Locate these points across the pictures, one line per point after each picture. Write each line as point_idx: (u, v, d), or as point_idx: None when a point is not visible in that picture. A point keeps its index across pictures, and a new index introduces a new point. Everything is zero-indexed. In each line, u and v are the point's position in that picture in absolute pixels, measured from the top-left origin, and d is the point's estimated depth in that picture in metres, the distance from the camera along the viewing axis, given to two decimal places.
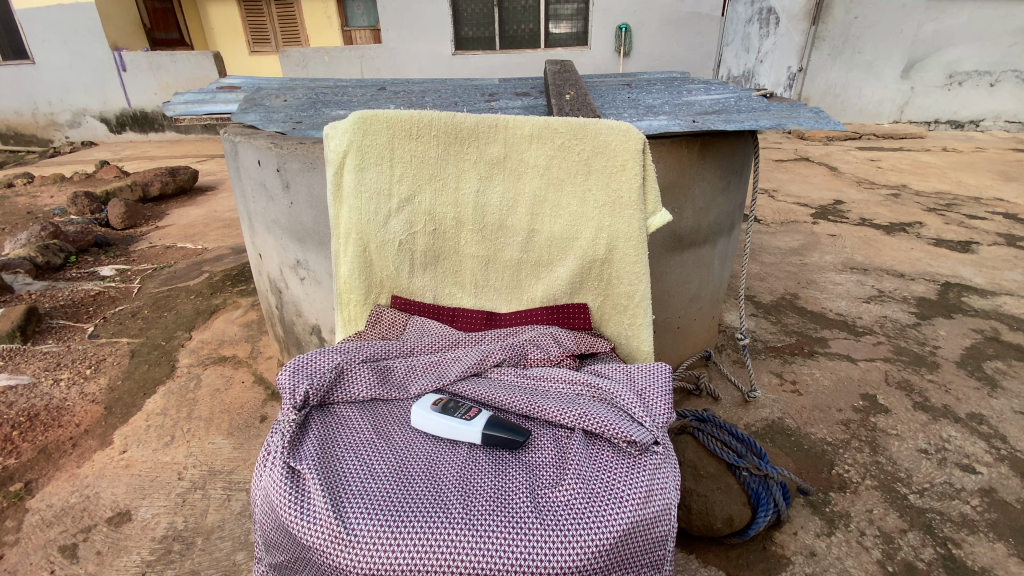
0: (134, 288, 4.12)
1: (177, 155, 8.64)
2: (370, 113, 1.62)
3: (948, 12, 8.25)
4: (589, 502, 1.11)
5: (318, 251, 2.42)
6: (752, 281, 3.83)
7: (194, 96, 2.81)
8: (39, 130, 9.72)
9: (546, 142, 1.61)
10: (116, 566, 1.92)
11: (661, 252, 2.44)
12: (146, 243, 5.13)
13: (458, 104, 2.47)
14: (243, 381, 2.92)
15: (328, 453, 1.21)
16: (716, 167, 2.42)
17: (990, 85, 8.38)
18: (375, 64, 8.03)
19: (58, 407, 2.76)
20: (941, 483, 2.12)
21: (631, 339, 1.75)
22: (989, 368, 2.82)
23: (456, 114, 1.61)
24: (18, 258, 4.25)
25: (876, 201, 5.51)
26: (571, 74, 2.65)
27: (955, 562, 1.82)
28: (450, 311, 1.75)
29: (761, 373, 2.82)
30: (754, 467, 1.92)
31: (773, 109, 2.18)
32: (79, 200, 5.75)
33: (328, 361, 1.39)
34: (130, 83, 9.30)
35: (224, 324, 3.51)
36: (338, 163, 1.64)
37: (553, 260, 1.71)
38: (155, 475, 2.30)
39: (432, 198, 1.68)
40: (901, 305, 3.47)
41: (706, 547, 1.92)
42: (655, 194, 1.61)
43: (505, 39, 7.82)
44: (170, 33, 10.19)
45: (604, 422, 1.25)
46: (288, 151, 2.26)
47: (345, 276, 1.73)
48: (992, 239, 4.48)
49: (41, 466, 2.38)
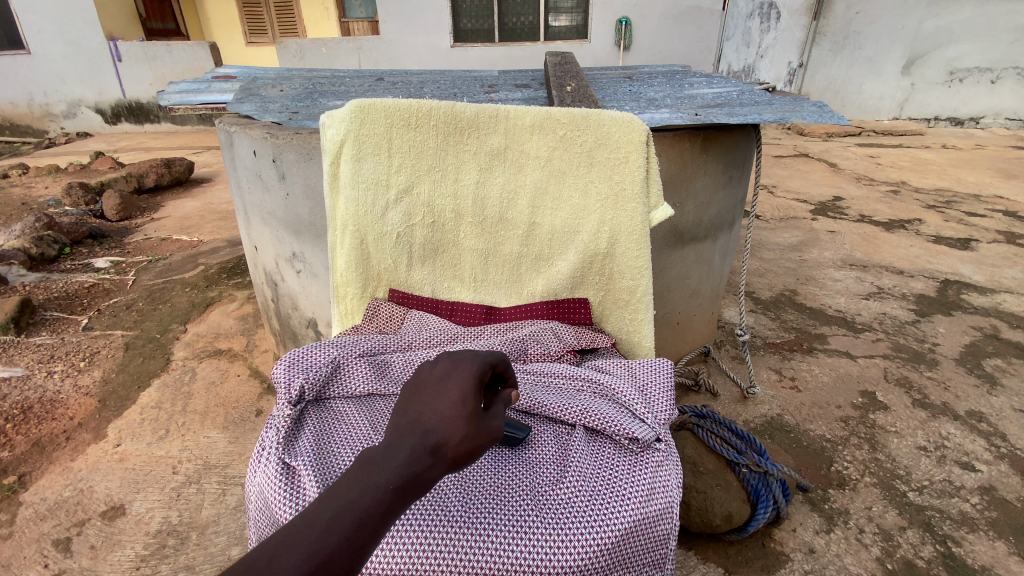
0: (129, 280, 4.08)
1: (174, 146, 8.55)
2: (368, 101, 1.58)
3: (948, 9, 8.25)
4: (591, 500, 1.10)
5: (316, 243, 2.38)
6: (752, 278, 3.82)
7: (190, 85, 2.77)
8: (33, 120, 9.54)
9: (546, 133, 1.58)
10: (109, 561, 1.89)
11: (661, 246, 2.42)
12: (141, 235, 5.08)
13: (457, 96, 2.44)
14: (239, 375, 2.89)
15: (323, 450, 1.18)
16: (718, 161, 2.39)
17: (990, 83, 8.34)
18: (374, 55, 7.94)
19: (52, 400, 2.72)
20: (940, 480, 2.11)
21: (632, 334, 1.74)
22: (988, 366, 2.81)
23: (456, 104, 1.57)
24: (12, 249, 4.23)
25: (876, 198, 5.51)
26: (572, 65, 2.61)
27: (955, 560, 1.81)
28: (448, 306, 1.73)
29: (760, 369, 2.81)
30: (754, 464, 1.89)
31: (776, 103, 2.16)
32: (73, 190, 5.70)
33: (324, 355, 1.36)
34: (125, 74, 9.22)
35: (219, 316, 3.48)
36: (336, 152, 1.61)
37: (553, 254, 1.69)
38: (149, 469, 2.27)
39: (431, 189, 1.65)
40: (900, 302, 3.46)
41: (706, 543, 1.91)
42: (658, 188, 1.58)
43: (504, 31, 7.75)
44: (167, 24, 10.29)
45: (605, 419, 1.23)
46: (284, 141, 2.22)
47: (342, 269, 1.70)
48: (992, 237, 4.46)
49: (34, 459, 2.36)
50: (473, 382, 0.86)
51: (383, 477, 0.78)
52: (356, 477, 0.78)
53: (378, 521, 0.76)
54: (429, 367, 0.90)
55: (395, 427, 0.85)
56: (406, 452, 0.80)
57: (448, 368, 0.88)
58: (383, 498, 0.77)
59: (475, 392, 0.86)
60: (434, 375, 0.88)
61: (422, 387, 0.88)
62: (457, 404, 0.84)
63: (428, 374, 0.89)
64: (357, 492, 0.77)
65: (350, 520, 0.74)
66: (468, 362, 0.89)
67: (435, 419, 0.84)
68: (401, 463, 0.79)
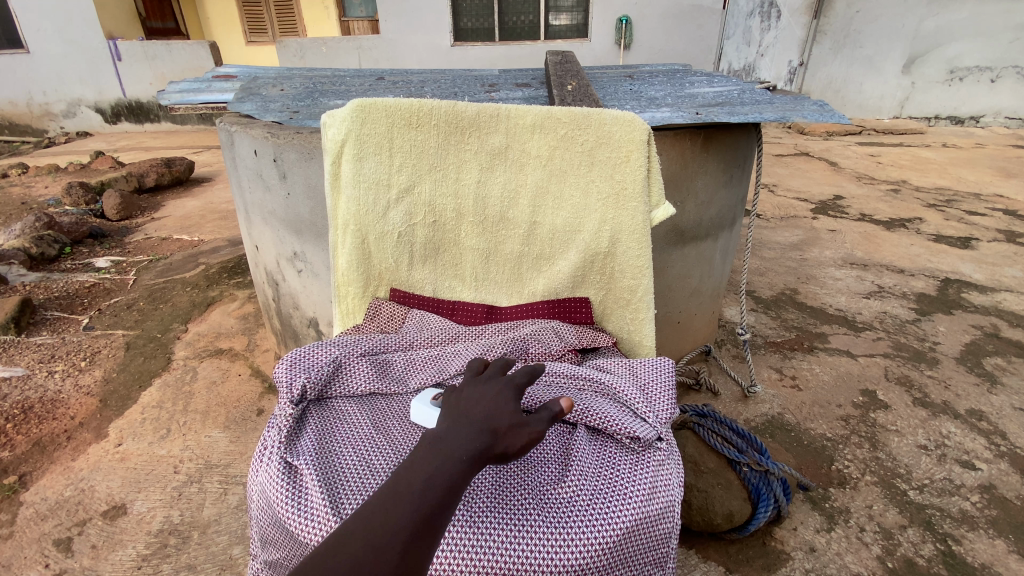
0: (129, 279, 4.09)
1: (173, 145, 8.54)
2: (369, 101, 1.58)
3: (948, 7, 8.24)
4: (593, 498, 1.10)
5: (316, 242, 2.38)
6: (753, 277, 3.81)
7: (190, 84, 2.77)
8: (33, 120, 9.53)
9: (547, 132, 1.58)
10: (110, 560, 1.90)
11: (662, 245, 2.42)
12: (141, 234, 5.08)
13: (457, 95, 2.43)
14: (240, 374, 2.89)
15: (325, 448, 1.18)
16: (719, 160, 2.39)
17: (990, 81, 8.32)
18: (373, 55, 7.93)
19: (53, 400, 2.73)
20: (941, 479, 2.11)
21: (633, 334, 1.74)
22: (988, 364, 2.81)
23: (457, 103, 1.58)
24: (12, 249, 4.23)
25: (877, 197, 5.51)
26: (573, 64, 2.61)
27: (955, 558, 1.81)
28: (450, 305, 1.73)
29: (761, 369, 2.81)
30: (754, 463, 1.89)
31: (777, 102, 2.16)
32: (73, 190, 5.69)
33: (326, 355, 1.37)
34: (125, 73, 9.22)
35: (220, 316, 3.49)
36: (337, 152, 1.62)
37: (554, 254, 1.69)
38: (150, 469, 2.28)
39: (432, 189, 1.65)
40: (901, 301, 3.45)
41: (706, 542, 1.92)
42: (659, 187, 1.58)
43: (504, 31, 7.75)
44: (167, 23, 10.29)
45: (606, 418, 1.23)
46: (285, 141, 2.23)
47: (343, 268, 1.70)
48: (993, 236, 4.46)
49: (35, 458, 2.36)
50: (512, 391, 1.02)
51: (460, 450, 0.94)
52: (436, 451, 0.94)
53: (458, 487, 0.92)
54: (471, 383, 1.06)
55: (454, 419, 0.99)
56: (472, 435, 0.95)
57: (489, 385, 1.04)
58: (461, 467, 0.92)
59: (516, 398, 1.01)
60: (479, 387, 1.04)
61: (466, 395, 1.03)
62: (505, 406, 0.99)
63: (473, 389, 1.04)
64: (438, 464, 0.92)
65: (439, 485, 0.90)
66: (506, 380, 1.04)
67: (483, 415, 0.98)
68: (469, 440, 0.95)
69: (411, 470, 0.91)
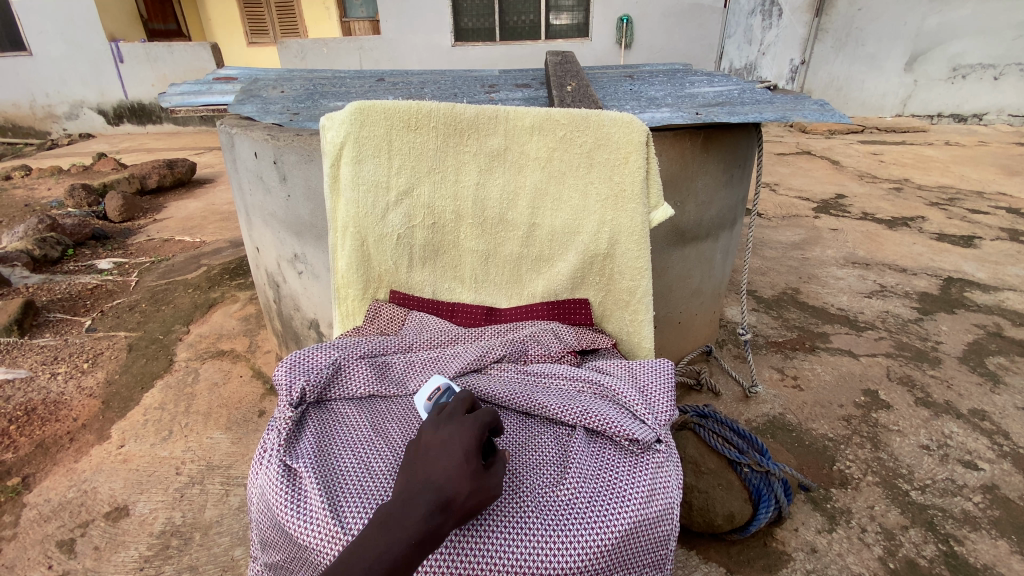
0: (132, 281, 4.10)
1: (175, 147, 8.56)
2: (368, 104, 1.58)
3: (951, 5, 8.20)
4: (590, 501, 1.10)
5: (317, 245, 2.39)
6: (754, 276, 3.81)
7: (191, 86, 2.78)
8: (36, 121, 9.56)
9: (546, 133, 1.58)
10: (113, 561, 1.90)
11: (662, 246, 2.42)
12: (144, 236, 5.10)
13: (458, 96, 2.44)
14: (241, 375, 2.89)
15: (325, 451, 1.18)
16: (720, 160, 2.39)
17: (993, 79, 8.24)
18: (374, 55, 7.93)
19: (56, 402, 2.74)
20: (943, 479, 2.11)
21: (632, 335, 1.73)
22: (991, 364, 2.80)
23: (455, 105, 1.58)
24: (16, 251, 4.25)
25: (879, 195, 5.49)
26: (572, 64, 2.60)
27: (957, 559, 1.81)
28: (449, 307, 1.73)
29: (762, 369, 2.80)
30: (755, 463, 1.88)
31: (777, 101, 2.16)
32: (76, 192, 5.72)
33: (326, 357, 1.37)
34: (127, 74, 9.24)
35: (222, 317, 3.49)
36: (336, 154, 1.62)
37: (554, 255, 1.69)
38: (153, 470, 2.28)
39: (431, 191, 1.65)
40: (903, 300, 3.44)
41: (707, 543, 1.91)
42: (658, 188, 1.58)
43: (504, 30, 7.74)
44: (168, 24, 10.34)
45: (606, 420, 1.23)
46: (285, 143, 2.23)
47: (343, 270, 1.71)
48: (995, 235, 4.44)
49: (38, 460, 2.37)
50: (473, 441, 1.00)
51: (406, 532, 0.89)
52: (380, 533, 0.89)
53: (403, 571, 0.88)
54: (433, 432, 1.04)
55: (406, 491, 0.95)
56: (423, 512, 0.91)
57: (447, 435, 1.02)
58: (405, 550, 0.88)
59: (476, 451, 0.99)
60: (438, 438, 1.02)
61: (428, 448, 1.01)
62: (461, 466, 0.96)
63: (431, 438, 1.02)
64: (384, 545, 0.88)
65: (382, 568, 0.86)
66: (466, 425, 1.03)
67: (443, 477, 0.95)
68: (418, 520, 0.90)
69: (354, 557, 0.87)
